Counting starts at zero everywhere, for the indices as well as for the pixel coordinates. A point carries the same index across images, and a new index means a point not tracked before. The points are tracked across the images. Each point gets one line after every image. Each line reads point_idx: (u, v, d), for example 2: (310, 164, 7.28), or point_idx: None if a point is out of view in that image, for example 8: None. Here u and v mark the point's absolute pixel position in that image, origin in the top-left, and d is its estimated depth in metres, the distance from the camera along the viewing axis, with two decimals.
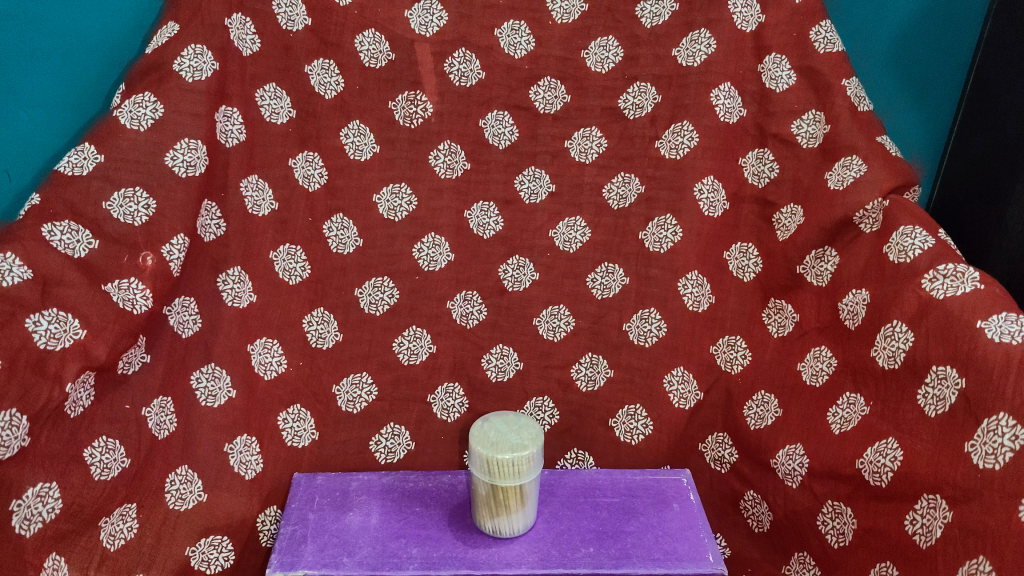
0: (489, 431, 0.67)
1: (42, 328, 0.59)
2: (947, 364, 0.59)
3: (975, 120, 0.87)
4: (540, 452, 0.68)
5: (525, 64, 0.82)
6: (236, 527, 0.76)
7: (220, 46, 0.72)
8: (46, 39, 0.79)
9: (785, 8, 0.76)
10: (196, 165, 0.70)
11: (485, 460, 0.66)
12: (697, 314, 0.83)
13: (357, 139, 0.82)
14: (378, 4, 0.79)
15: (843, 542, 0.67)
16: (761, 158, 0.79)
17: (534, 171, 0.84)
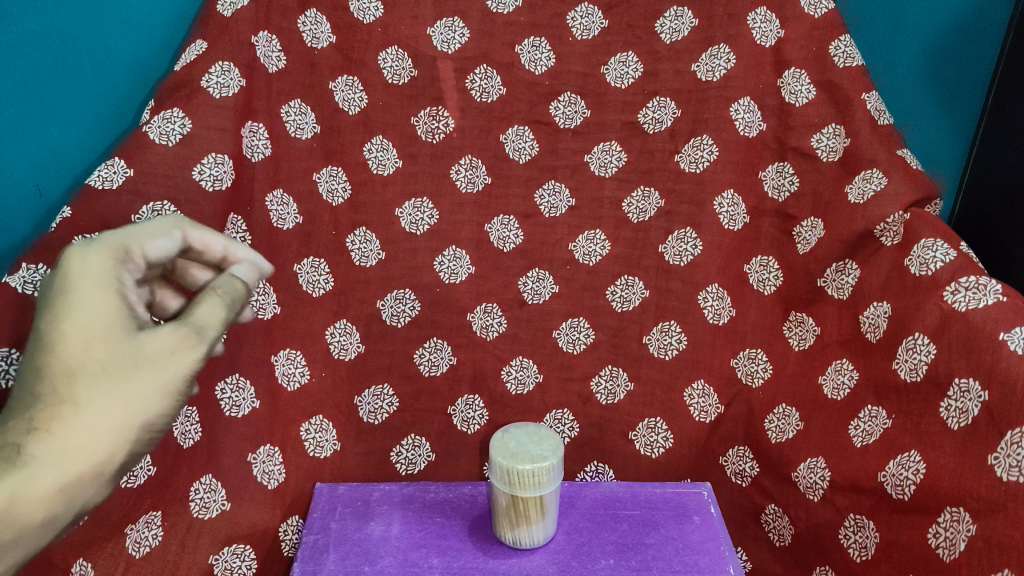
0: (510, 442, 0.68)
1: None
2: (970, 377, 0.59)
3: (998, 135, 0.87)
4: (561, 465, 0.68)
5: (546, 80, 0.83)
6: (259, 536, 0.77)
7: (246, 63, 0.74)
8: (80, 58, 0.80)
9: (805, 24, 0.76)
10: (223, 180, 0.73)
11: (505, 469, 0.66)
12: (717, 328, 0.83)
13: (380, 154, 0.83)
14: (401, 22, 0.80)
15: (865, 556, 0.67)
16: (781, 172, 0.80)
17: (554, 185, 0.85)
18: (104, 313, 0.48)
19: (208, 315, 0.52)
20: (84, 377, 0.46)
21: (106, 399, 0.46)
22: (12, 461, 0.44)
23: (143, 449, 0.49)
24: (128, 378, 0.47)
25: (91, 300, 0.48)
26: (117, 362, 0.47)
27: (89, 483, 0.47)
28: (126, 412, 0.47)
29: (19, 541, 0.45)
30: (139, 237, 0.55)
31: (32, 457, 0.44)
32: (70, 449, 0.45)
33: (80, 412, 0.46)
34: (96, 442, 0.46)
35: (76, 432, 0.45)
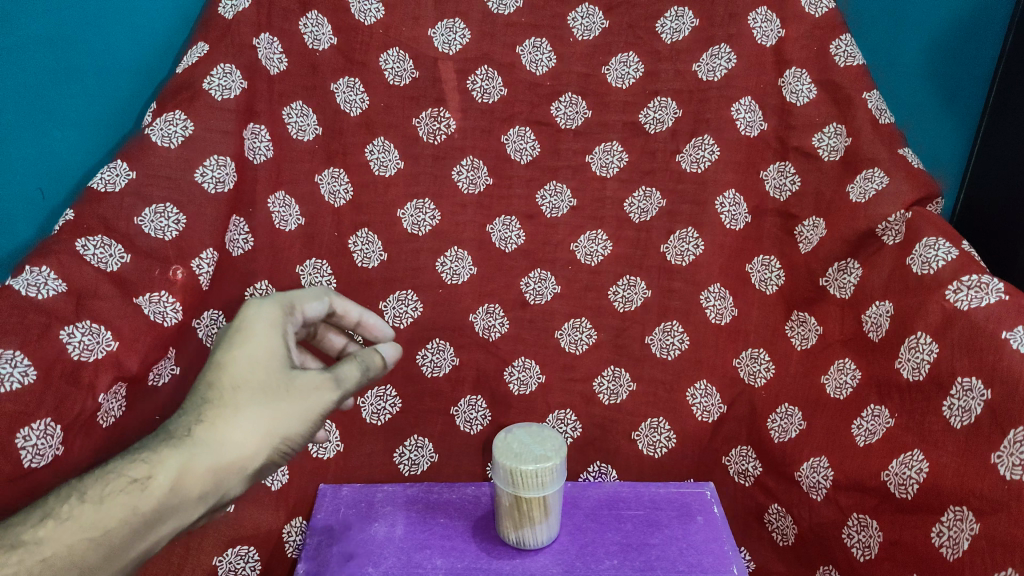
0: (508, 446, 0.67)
1: (75, 339, 0.60)
2: (972, 375, 0.59)
3: (999, 133, 0.87)
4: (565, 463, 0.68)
5: (547, 81, 0.84)
6: (263, 538, 0.77)
7: (248, 66, 0.74)
8: (82, 61, 0.80)
9: (805, 23, 0.76)
10: (225, 181, 0.72)
11: (525, 471, 0.65)
12: (720, 327, 0.83)
13: (382, 155, 0.84)
14: (402, 23, 0.81)
15: (869, 555, 0.67)
16: (783, 171, 0.79)
17: (555, 186, 0.86)
18: (269, 349, 0.57)
19: (348, 373, 0.59)
20: (243, 387, 0.54)
21: (263, 405, 0.54)
22: (181, 438, 0.51)
23: (280, 461, 0.55)
24: (282, 395, 0.54)
25: (261, 337, 0.57)
26: (275, 380, 0.55)
27: (233, 479, 0.52)
28: (278, 420, 0.54)
29: (178, 516, 0.50)
30: (299, 297, 0.64)
31: (195, 439, 0.51)
32: (227, 442, 0.52)
33: (237, 411, 0.53)
34: (247, 438, 0.52)
35: (230, 427, 0.52)
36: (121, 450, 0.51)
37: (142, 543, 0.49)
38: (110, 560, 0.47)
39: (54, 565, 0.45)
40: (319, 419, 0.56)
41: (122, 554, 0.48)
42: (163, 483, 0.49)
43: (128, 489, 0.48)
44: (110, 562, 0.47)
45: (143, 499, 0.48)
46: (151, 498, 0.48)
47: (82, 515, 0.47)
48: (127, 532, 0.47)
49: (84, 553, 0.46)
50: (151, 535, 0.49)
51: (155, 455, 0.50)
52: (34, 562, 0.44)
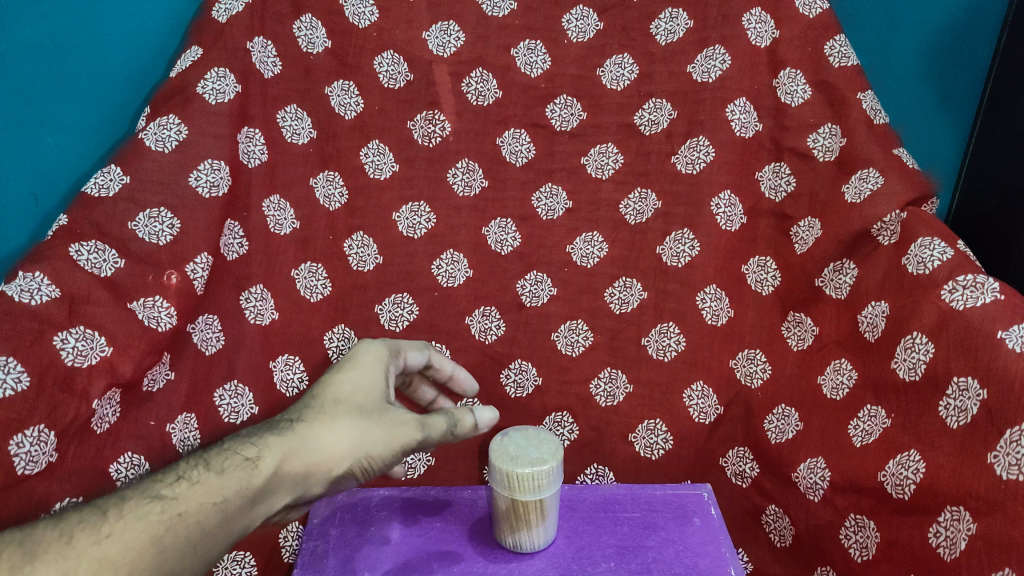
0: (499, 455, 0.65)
1: (69, 345, 0.60)
2: (968, 375, 0.59)
3: (993, 133, 0.87)
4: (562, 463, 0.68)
5: (541, 83, 0.84)
6: (259, 543, 0.76)
7: (242, 69, 0.74)
8: (75, 67, 0.80)
9: (799, 24, 0.76)
10: (219, 186, 0.72)
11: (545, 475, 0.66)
12: (716, 328, 0.83)
13: (377, 158, 0.83)
14: (396, 26, 0.81)
15: (866, 556, 0.67)
16: (778, 172, 0.79)
17: (551, 188, 0.86)
18: (369, 380, 0.65)
19: (433, 424, 0.65)
20: (342, 403, 0.62)
21: (355, 420, 0.60)
22: (287, 430, 0.58)
23: (357, 476, 0.61)
24: (373, 419, 0.61)
25: (366, 374, 0.66)
26: (368, 405, 0.62)
27: (320, 478, 0.59)
28: (366, 437, 0.60)
29: (274, 499, 0.57)
30: (405, 349, 0.75)
31: (299, 433, 0.58)
32: (321, 444, 0.58)
33: (335, 418, 0.60)
34: (340, 443, 0.59)
35: (327, 431, 0.59)
36: (234, 436, 0.58)
37: (245, 519, 0.55)
38: (222, 529, 0.54)
39: (183, 521, 0.52)
40: (399, 450, 0.62)
41: (230, 527, 0.54)
42: (269, 466, 0.56)
43: (243, 466, 0.55)
44: (221, 529, 0.54)
45: (253, 476, 0.55)
46: (259, 475, 0.55)
47: (206, 485, 0.54)
48: (238, 505, 0.54)
49: (205, 515, 0.53)
50: (253, 512, 0.56)
51: (265, 441, 0.57)
52: (171, 514, 0.52)
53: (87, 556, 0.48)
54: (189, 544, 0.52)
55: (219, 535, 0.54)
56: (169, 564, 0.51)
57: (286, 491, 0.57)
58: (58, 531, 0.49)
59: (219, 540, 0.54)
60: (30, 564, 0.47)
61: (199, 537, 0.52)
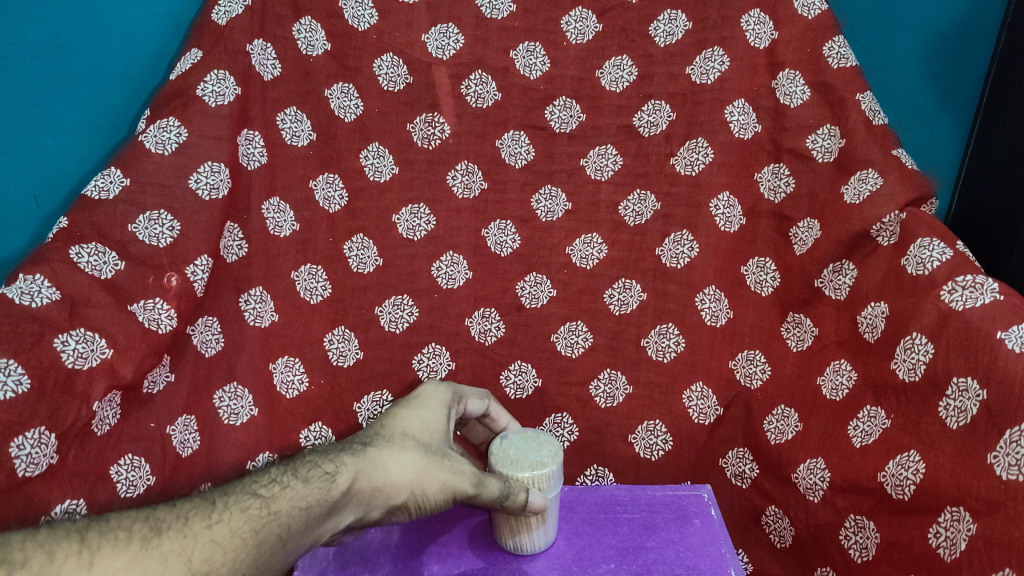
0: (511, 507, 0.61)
1: (69, 347, 0.60)
2: (967, 376, 0.59)
3: (992, 134, 0.87)
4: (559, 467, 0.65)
5: (541, 85, 0.84)
6: None
7: (242, 72, 0.74)
8: (74, 68, 0.80)
9: (798, 25, 0.76)
10: (219, 188, 0.72)
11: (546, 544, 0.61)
12: (715, 329, 0.83)
13: (377, 161, 0.83)
14: (396, 28, 0.81)
15: (866, 557, 0.67)
16: (777, 173, 0.79)
17: (550, 190, 0.86)
18: (433, 424, 0.64)
19: (483, 486, 0.60)
20: (409, 439, 0.61)
21: (419, 457, 0.59)
22: (360, 452, 0.57)
23: (405, 514, 0.59)
24: (436, 459, 0.60)
25: (430, 414, 0.65)
26: (432, 446, 0.61)
27: (380, 506, 0.57)
28: (425, 477, 0.58)
29: (346, 516, 0.55)
30: (468, 395, 0.73)
31: (370, 457, 0.57)
32: (390, 472, 0.57)
33: (401, 451, 0.59)
34: (403, 476, 0.57)
35: (395, 462, 0.58)
36: (311, 451, 0.57)
37: (321, 531, 0.53)
38: (304, 538, 0.51)
39: (279, 519, 0.50)
40: (452, 498, 0.60)
41: (310, 537, 0.52)
42: (348, 483, 0.54)
43: (326, 475, 0.54)
44: (306, 536, 0.52)
45: (335, 487, 0.53)
46: (341, 489, 0.53)
47: (296, 489, 0.52)
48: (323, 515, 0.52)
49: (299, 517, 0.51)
50: (330, 523, 0.54)
51: (343, 458, 0.56)
52: (268, 512, 0.50)
53: (202, 537, 0.46)
54: (282, 544, 0.50)
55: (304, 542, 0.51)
56: (264, 561, 0.48)
57: (354, 511, 0.55)
58: (173, 513, 0.47)
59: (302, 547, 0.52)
60: (156, 538, 0.45)
61: (288, 541, 0.50)
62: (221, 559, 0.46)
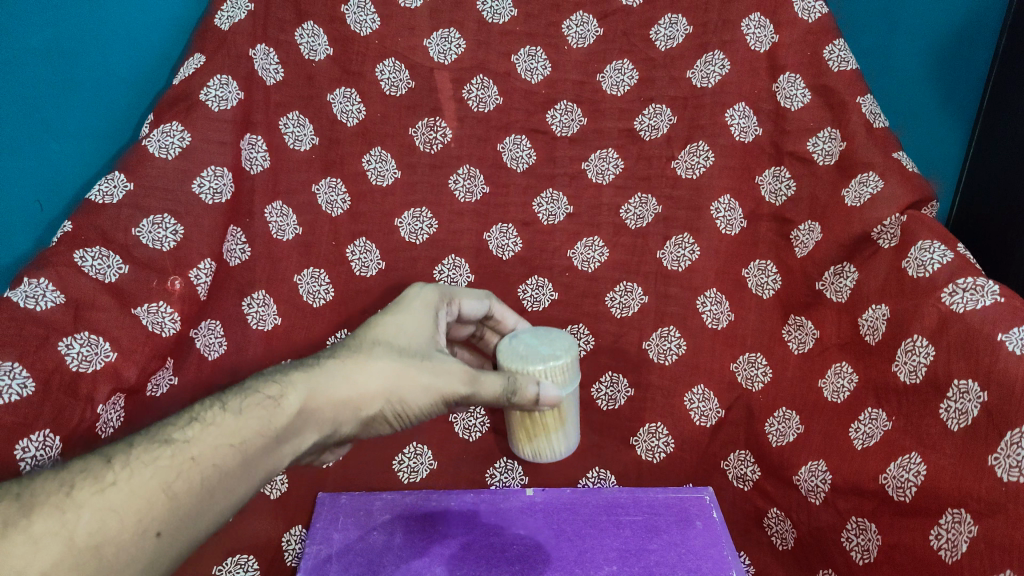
0: (523, 398, 0.65)
1: (73, 351, 0.61)
2: (968, 378, 0.59)
3: (992, 136, 0.87)
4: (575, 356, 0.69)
5: (542, 89, 0.84)
6: (262, 548, 0.75)
7: (245, 76, 0.75)
8: (77, 72, 0.80)
9: (799, 28, 0.76)
10: (222, 192, 0.73)
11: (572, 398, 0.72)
12: (716, 332, 0.83)
13: (379, 165, 0.84)
14: (398, 33, 0.82)
15: (868, 559, 0.66)
16: (778, 176, 0.80)
17: (551, 193, 0.86)
18: (413, 326, 0.63)
19: (490, 383, 0.63)
20: (382, 345, 0.59)
21: (394, 361, 0.58)
22: (312, 368, 0.55)
23: (389, 420, 0.59)
24: (414, 363, 0.59)
25: (411, 316, 0.63)
26: (414, 348, 0.60)
27: (347, 418, 0.55)
28: (408, 382, 0.58)
29: (302, 440, 0.53)
30: (462, 295, 0.72)
31: (323, 373, 0.55)
32: (356, 381, 0.56)
33: (371, 358, 0.57)
34: (377, 385, 0.56)
35: (365, 368, 0.56)
36: (255, 376, 0.54)
37: (274, 458, 0.51)
38: (240, 475, 0.49)
39: (197, 465, 0.47)
40: (441, 399, 0.60)
41: (249, 472, 0.49)
42: (298, 404, 0.52)
43: (269, 401, 0.51)
44: (244, 473, 0.49)
45: (276, 415, 0.51)
46: (286, 414, 0.51)
47: (221, 427, 0.49)
48: (264, 445, 0.50)
49: (226, 457, 0.48)
50: (279, 454, 0.51)
51: (289, 379, 0.53)
52: (182, 459, 0.47)
53: (87, 507, 0.42)
54: (209, 487, 0.47)
55: (243, 479, 0.49)
56: (185, 512, 0.45)
57: (313, 431, 0.54)
58: (55, 482, 0.44)
59: (244, 484, 0.49)
60: (25, 518, 0.41)
61: (218, 481, 0.47)
62: (119, 524, 0.43)
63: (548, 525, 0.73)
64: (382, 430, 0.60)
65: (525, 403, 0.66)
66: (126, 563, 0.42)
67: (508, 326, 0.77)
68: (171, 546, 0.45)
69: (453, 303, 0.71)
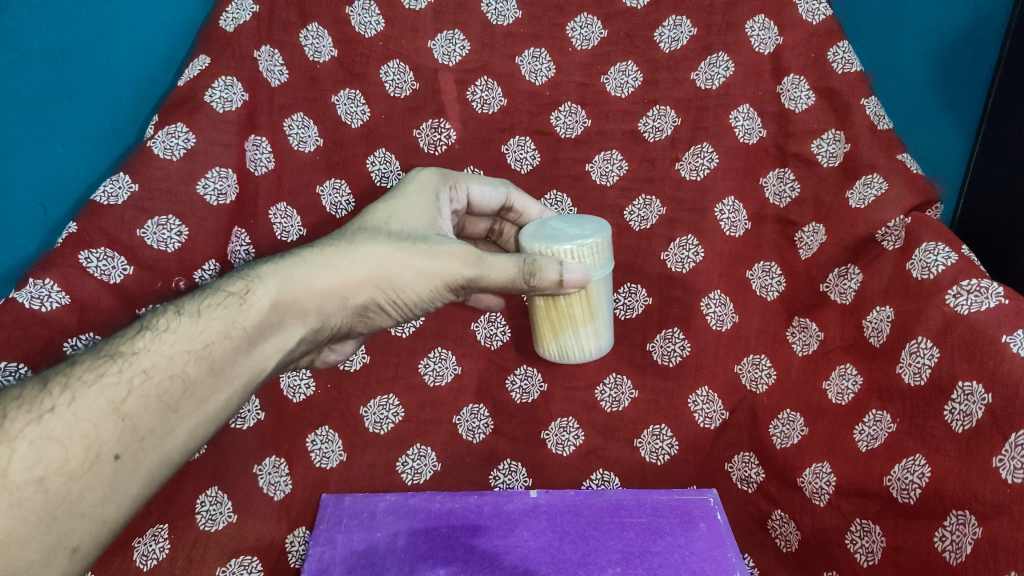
0: (545, 280, 0.63)
1: (79, 351, 0.63)
2: (973, 380, 0.59)
3: (996, 139, 0.87)
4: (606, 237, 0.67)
5: (546, 91, 0.84)
6: (266, 549, 0.75)
7: (249, 78, 0.75)
8: (81, 76, 0.80)
9: (802, 31, 0.77)
10: (227, 193, 0.74)
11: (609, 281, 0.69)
12: (721, 334, 0.83)
13: (383, 167, 0.84)
14: (402, 35, 0.82)
15: (872, 561, 0.66)
16: (781, 177, 0.80)
17: (555, 195, 0.87)
18: (415, 215, 0.67)
19: (497, 264, 0.62)
20: (373, 232, 0.64)
21: (377, 248, 0.62)
22: (288, 262, 0.59)
23: (384, 305, 0.63)
24: (406, 247, 0.62)
25: (414, 206, 0.68)
26: (403, 232, 0.64)
27: (337, 305, 0.60)
28: (397, 267, 0.62)
29: (278, 336, 0.58)
30: (470, 181, 0.75)
31: (296, 269, 0.59)
32: (339, 268, 0.60)
33: (356, 248, 0.61)
34: (364, 271, 0.61)
35: (355, 254, 0.61)
36: (221, 280, 0.59)
37: (241, 356, 0.56)
38: (201, 376, 0.53)
39: (148, 376, 0.51)
40: (440, 283, 0.63)
41: (211, 372, 0.54)
42: (265, 299, 0.57)
43: (233, 305, 0.56)
44: (208, 380, 0.54)
45: (235, 317, 0.56)
46: (247, 315, 0.56)
47: (173, 337, 0.54)
48: (227, 344, 0.55)
49: (184, 369, 0.53)
50: (252, 358, 0.56)
51: (256, 281, 0.58)
52: (132, 373, 0.51)
53: (28, 436, 0.46)
54: (166, 401, 0.51)
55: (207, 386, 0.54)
56: (139, 422, 0.50)
57: (294, 322, 0.58)
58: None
59: (210, 391, 0.54)
60: None
61: (172, 386, 0.52)
62: (64, 454, 0.47)
63: (551, 527, 0.73)
64: (380, 319, 0.65)
65: (550, 286, 0.64)
66: (82, 488, 0.47)
67: (532, 215, 0.80)
68: (132, 466, 0.49)
69: (460, 189, 0.75)
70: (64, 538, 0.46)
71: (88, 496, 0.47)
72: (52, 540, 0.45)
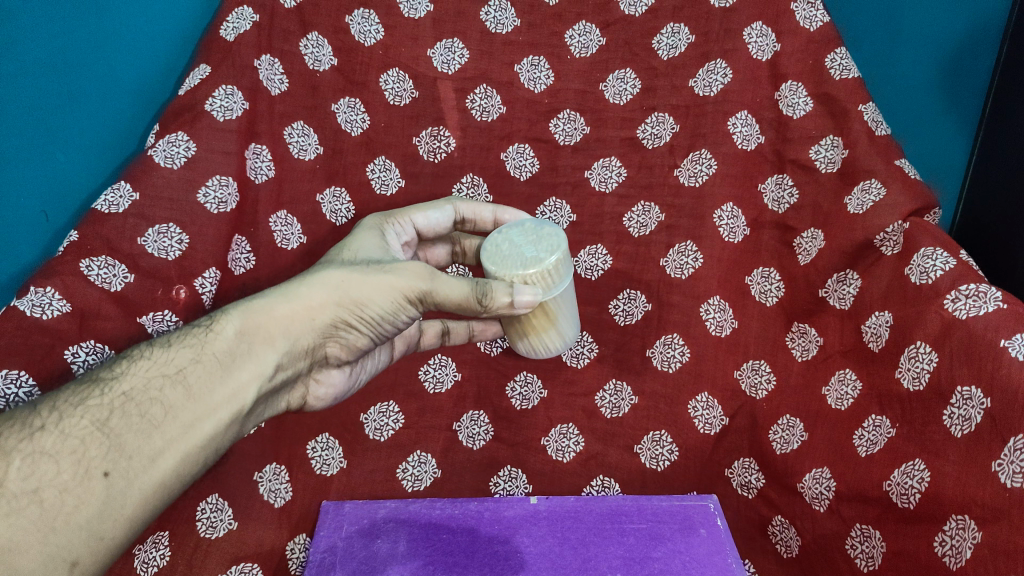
0: (496, 303, 0.63)
1: (79, 360, 0.63)
2: (971, 384, 0.59)
3: (993, 146, 0.87)
4: (565, 251, 0.68)
5: (545, 98, 0.85)
6: (267, 555, 0.75)
7: (250, 87, 0.75)
8: (80, 84, 0.80)
9: (800, 37, 0.77)
10: (227, 202, 0.73)
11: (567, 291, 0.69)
12: (720, 340, 0.83)
13: (383, 174, 0.85)
14: (402, 44, 0.83)
15: (873, 566, 0.66)
16: (780, 184, 0.80)
17: (555, 202, 0.87)
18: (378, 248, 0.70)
19: (449, 288, 0.62)
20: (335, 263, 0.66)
21: (335, 272, 0.63)
22: (249, 298, 0.61)
23: (355, 324, 0.64)
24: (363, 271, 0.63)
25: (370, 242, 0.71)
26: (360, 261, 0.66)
27: (306, 329, 0.62)
28: (357, 287, 0.63)
29: (254, 361, 0.58)
30: (414, 213, 0.78)
31: (255, 300, 0.61)
32: (300, 296, 0.61)
33: (313, 274, 0.63)
34: (324, 293, 0.62)
35: (314, 282, 0.62)
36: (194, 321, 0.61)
37: (218, 381, 0.56)
38: (179, 399, 0.54)
39: (129, 399, 0.53)
40: (401, 298, 0.63)
41: (189, 396, 0.54)
42: (229, 329, 0.58)
43: (200, 335, 0.57)
44: (191, 404, 0.54)
45: (204, 344, 0.57)
46: (214, 342, 0.57)
47: (149, 363, 0.55)
48: (199, 367, 0.56)
49: (163, 393, 0.54)
50: (234, 381, 0.57)
51: (222, 314, 0.59)
52: (114, 396, 0.52)
53: (21, 452, 0.48)
54: (148, 422, 0.52)
55: (191, 410, 0.54)
56: (121, 443, 0.51)
57: (264, 346, 0.59)
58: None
59: (195, 415, 0.54)
60: None
61: (151, 408, 0.53)
62: (55, 469, 0.48)
63: (552, 533, 0.73)
64: (353, 338, 0.66)
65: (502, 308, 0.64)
66: (74, 503, 0.48)
67: (487, 221, 0.80)
68: (123, 483, 0.50)
69: (404, 222, 0.78)
70: (61, 551, 0.47)
71: (81, 510, 0.48)
72: (51, 551, 0.46)
